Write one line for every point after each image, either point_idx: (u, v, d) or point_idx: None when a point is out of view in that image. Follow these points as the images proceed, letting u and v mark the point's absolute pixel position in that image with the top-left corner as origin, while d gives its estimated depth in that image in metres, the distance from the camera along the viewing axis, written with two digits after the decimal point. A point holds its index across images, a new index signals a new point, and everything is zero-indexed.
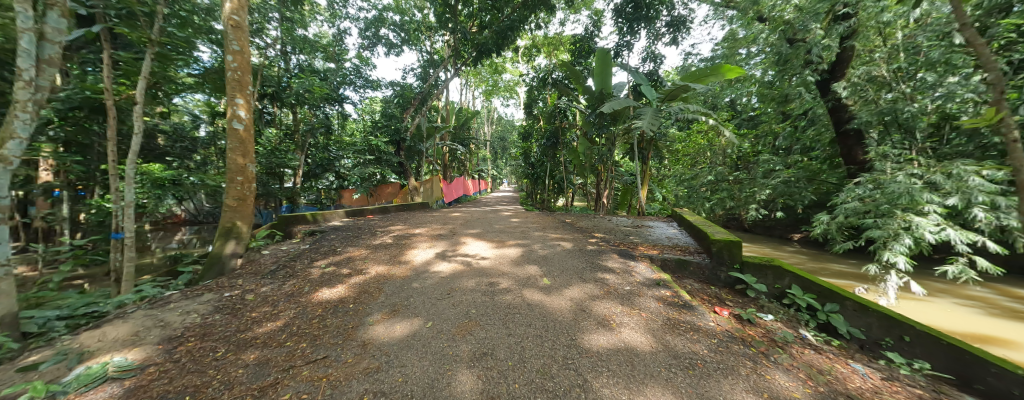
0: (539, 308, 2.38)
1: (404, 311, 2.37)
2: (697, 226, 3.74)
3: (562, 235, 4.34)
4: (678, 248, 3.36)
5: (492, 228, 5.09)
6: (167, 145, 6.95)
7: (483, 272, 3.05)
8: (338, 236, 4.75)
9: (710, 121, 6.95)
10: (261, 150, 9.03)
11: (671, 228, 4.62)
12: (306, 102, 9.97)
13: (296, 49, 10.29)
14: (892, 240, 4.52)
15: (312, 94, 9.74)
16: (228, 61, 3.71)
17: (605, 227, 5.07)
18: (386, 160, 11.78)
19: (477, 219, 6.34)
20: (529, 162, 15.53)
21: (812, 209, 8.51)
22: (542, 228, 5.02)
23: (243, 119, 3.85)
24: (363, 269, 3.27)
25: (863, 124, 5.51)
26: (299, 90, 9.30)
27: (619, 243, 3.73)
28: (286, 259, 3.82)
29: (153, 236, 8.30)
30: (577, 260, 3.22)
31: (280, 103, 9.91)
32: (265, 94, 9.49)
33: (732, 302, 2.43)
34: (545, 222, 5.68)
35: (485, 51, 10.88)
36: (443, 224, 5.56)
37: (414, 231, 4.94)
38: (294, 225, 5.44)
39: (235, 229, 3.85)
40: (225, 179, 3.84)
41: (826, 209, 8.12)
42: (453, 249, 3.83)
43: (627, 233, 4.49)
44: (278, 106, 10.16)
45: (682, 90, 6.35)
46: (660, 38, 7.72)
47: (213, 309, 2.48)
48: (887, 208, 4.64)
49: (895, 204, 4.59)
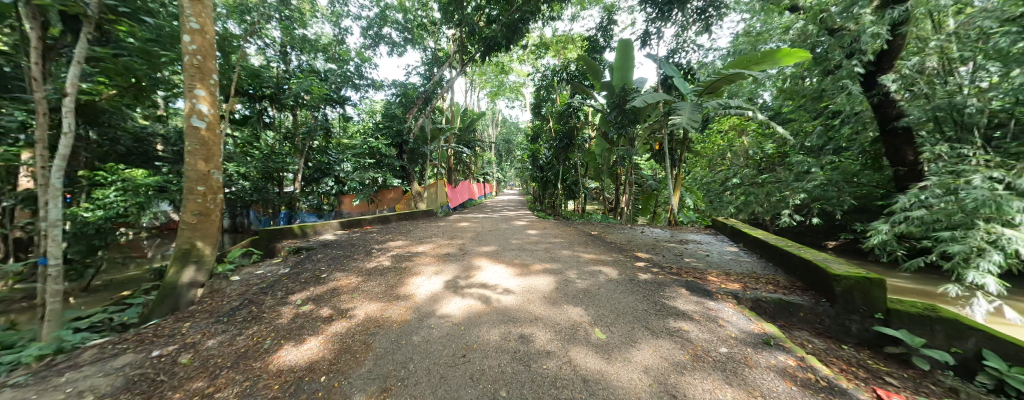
0: (602, 389, 1.55)
1: (399, 392, 1.58)
2: (778, 247, 2.93)
3: (599, 256, 3.50)
4: (764, 280, 2.52)
5: (508, 245, 4.31)
6: (164, 150, 6.37)
7: (509, 316, 2.25)
8: (326, 256, 3.96)
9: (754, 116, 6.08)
10: (256, 154, 8.42)
11: (730, 247, 3.78)
12: (306, 103, 9.30)
13: (293, 48, 9.71)
14: (975, 256, 3.41)
15: (311, 95, 9.14)
16: (184, 42, 2.98)
17: (645, 243, 4.23)
18: (387, 163, 10.98)
19: (488, 232, 5.54)
20: (538, 165, 14.69)
21: (852, 214, 7.58)
22: (569, 245, 4.18)
23: (206, 115, 3.11)
24: (349, 309, 2.48)
25: (934, 121, 4.55)
26: (297, 91, 8.70)
27: (680, 270, 2.89)
28: (255, 290, 3.03)
29: (149, 244, 7.56)
30: (632, 297, 2.41)
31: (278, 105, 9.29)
32: (263, 96, 8.87)
33: (898, 379, 1.58)
34: (569, 236, 4.86)
35: (494, 46, 10.12)
36: (450, 239, 4.76)
37: (418, 249, 4.15)
38: (278, 242, 4.66)
39: (195, 252, 3.13)
40: (183, 190, 3.09)
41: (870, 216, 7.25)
42: (465, 276, 3.03)
43: (676, 252, 3.66)
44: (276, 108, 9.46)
45: (726, 83, 5.53)
46: (691, 27, 6.92)
47: (121, 384, 1.69)
48: (962, 218, 3.49)
49: (974, 214, 3.41)
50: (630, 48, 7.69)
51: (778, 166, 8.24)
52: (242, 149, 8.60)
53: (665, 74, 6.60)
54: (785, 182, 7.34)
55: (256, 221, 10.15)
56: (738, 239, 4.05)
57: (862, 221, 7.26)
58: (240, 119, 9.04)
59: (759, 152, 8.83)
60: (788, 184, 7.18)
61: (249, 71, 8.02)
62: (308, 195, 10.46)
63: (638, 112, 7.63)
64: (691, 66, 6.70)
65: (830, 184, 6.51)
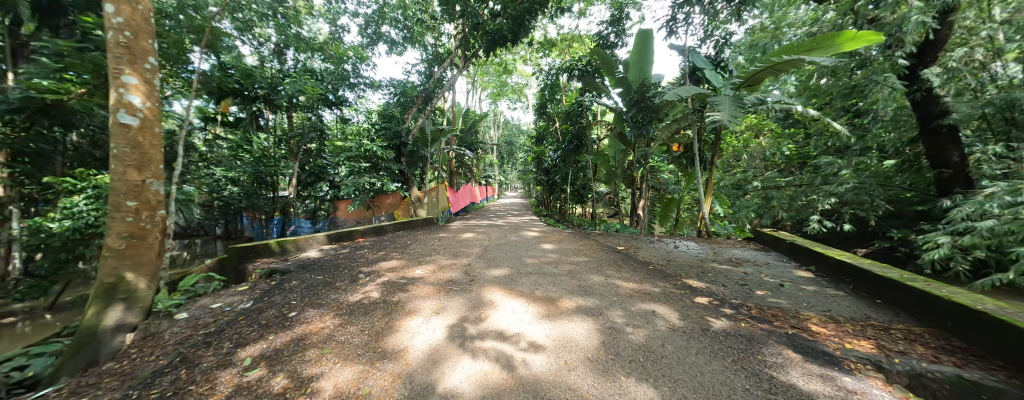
0: None
1: None
2: (901, 283, 2.13)
3: (642, 286, 2.75)
4: (907, 339, 1.73)
5: (524, 266, 3.61)
6: None
7: (542, 396, 1.51)
8: (302, 283, 3.22)
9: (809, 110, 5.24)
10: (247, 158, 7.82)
11: (801, 273, 3.01)
12: (301, 105, 8.63)
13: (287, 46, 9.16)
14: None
15: (307, 96, 8.46)
16: (108, 15, 2.30)
17: (690, 264, 3.49)
18: (385, 167, 9.96)
19: (497, 247, 4.82)
20: (544, 168, 13.98)
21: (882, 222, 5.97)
22: (598, 268, 3.42)
23: (138, 110, 2.42)
24: (310, 380, 1.74)
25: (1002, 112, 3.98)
26: (290, 91, 7.97)
27: (763, 311, 2.14)
28: (197, 338, 2.30)
29: None
30: (717, 364, 1.64)
31: (275, 107, 8.52)
32: (257, 96, 7.95)
33: None
34: (593, 254, 4.10)
35: (499, 40, 9.35)
36: (454, 258, 4.04)
37: (415, 273, 3.40)
38: (250, 262, 3.98)
39: (124, 286, 2.42)
40: (108, 205, 2.38)
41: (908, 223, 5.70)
42: (475, 319, 2.31)
43: (737, 279, 2.91)
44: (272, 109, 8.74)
45: (773, 75, 4.78)
46: (721, 14, 6.21)
47: None
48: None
49: None
50: (649, 39, 7.18)
51: (807, 170, 7.41)
52: (233, 153, 7.96)
53: (695, 66, 5.86)
54: (812, 184, 6.57)
55: (248, 228, 9.48)
56: (808, 262, 3.27)
57: (892, 228, 5.73)
58: (234, 121, 8.15)
59: (777, 153, 8.42)
60: (814, 186, 6.39)
61: (243, 70, 7.28)
62: (303, 199, 9.59)
63: (658, 109, 6.92)
64: (725, 55, 5.96)
65: (864, 188, 5.64)
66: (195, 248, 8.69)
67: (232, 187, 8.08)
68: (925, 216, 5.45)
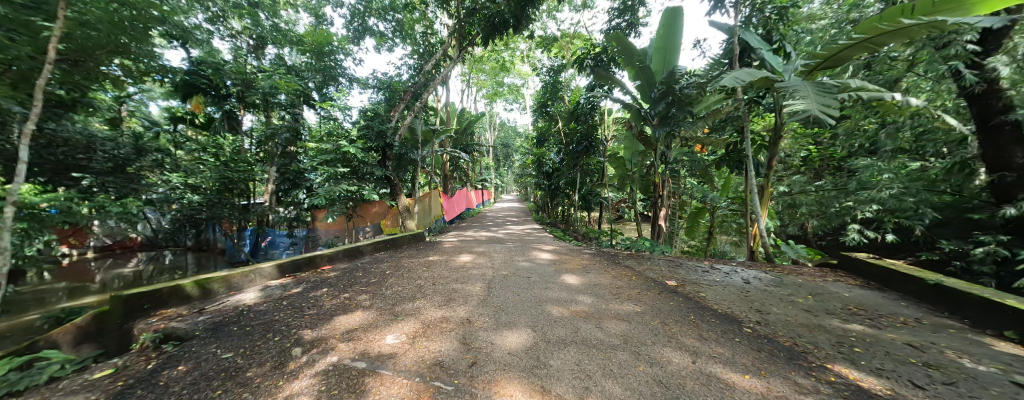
0: None
1: None
2: None
3: (773, 389, 1.56)
4: None
5: (550, 325, 2.40)
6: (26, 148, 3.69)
7: None
8: (192, 371, 1.93)
9: (915, 100, 4.00)
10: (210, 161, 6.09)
11: (1015, 350, 1.84)
12: (282, 104, 7.18)
13: (262, 38, 7.99)
14: None
15: (284, 95, 7.08)
16: None
17: (803, 323, 2.30)
18: (368, 172, 8.35)
19: (503, 283, 3.57)
20: (545, 172, 12.80)
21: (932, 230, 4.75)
22: (664, 331, 2.24)
23: None
24: None
25: None
26: (263, 86, 6.63)
27: None
28: None
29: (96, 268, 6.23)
30: None
31: (253, 106, 7.18)
32: (231, 94, 6.83)
33: None
34: (643, 298, 2.92)
35: (500, 26, 8.22)
36: (444, 307, 2.80)
37: (384, 344, 2.17)
38: (142, 318, 2.74)
39: None
40: None
41: (956, 234, 4.47)
42: None
43: (921, 366, 1.72)
44: (254, 110, 7.43)
45: (863, 52, 3.71)
46: None
47: None
48: None
49: None
50: (678, 22, 6.15)
51: (838, 173, 6.48)
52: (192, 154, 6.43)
53: (748, 45, 4.80)
54: (844, 189, 5.68)
55: (223, 239, 7.45)
56: (992, 325, 2.14)
57: (943, 238, 4.57)
58: (205, 122, 6.99)
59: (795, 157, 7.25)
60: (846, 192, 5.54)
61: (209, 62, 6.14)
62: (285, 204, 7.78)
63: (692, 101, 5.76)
64: (780, 36, 4.95)
65: (908, 194, 4.72)
66: (164, 260, 6.99)
67: (193, 196, 6.08)
68: (976, 223, 4.26)
